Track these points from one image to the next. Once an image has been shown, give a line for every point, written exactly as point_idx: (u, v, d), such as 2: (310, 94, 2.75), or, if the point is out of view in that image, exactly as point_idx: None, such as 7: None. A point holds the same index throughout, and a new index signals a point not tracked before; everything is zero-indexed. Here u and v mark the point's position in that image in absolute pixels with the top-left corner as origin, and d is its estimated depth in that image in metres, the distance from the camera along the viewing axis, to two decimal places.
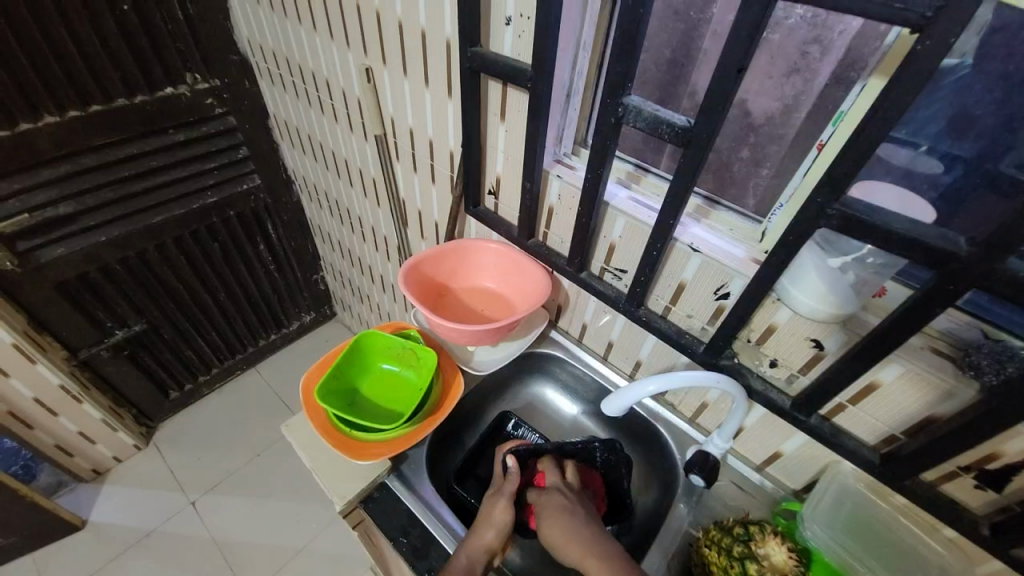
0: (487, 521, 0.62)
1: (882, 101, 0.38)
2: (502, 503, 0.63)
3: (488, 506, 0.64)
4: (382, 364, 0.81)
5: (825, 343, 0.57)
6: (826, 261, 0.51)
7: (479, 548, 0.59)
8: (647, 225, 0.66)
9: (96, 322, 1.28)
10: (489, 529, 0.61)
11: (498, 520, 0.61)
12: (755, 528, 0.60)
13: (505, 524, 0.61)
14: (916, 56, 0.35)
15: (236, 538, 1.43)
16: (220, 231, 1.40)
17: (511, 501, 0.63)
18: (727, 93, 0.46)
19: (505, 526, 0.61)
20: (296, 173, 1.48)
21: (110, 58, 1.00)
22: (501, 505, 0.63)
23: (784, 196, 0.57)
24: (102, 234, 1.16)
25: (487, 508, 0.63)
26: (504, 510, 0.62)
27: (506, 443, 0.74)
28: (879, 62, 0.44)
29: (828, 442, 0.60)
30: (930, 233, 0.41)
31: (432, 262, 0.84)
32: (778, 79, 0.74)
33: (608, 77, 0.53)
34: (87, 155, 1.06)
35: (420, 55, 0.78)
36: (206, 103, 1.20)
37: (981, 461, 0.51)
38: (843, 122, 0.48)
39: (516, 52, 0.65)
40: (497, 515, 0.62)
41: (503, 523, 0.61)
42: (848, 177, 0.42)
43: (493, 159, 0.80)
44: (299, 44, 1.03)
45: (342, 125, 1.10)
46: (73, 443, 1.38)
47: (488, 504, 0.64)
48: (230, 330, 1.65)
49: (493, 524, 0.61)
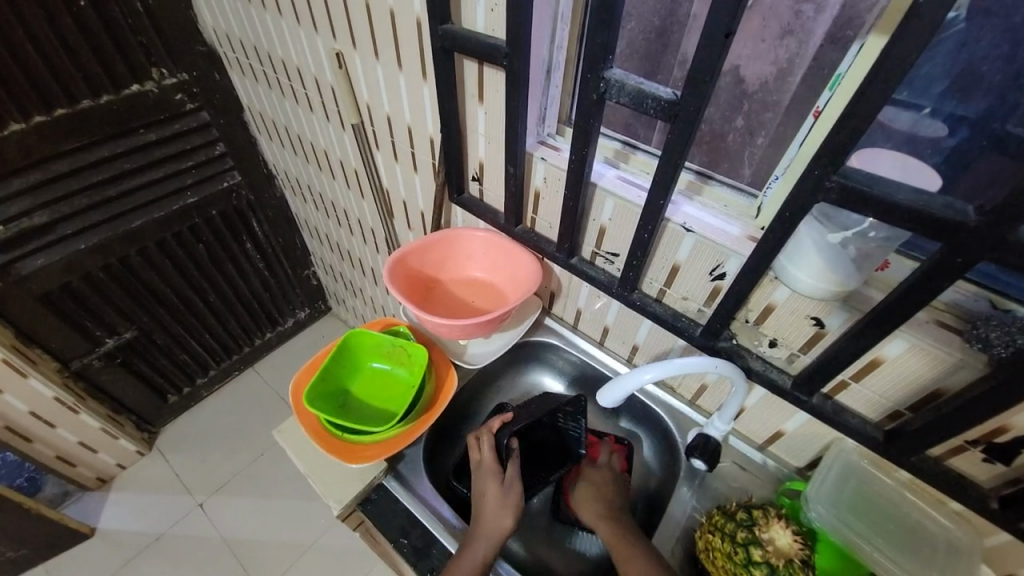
0: (502, 509, 0.62)
1: (883, 59, 0.34)
2: (516, 489, 0.64)
3: (497, 494, 0.63)
4: (373, 363, 0.79)
5: (826, 321, 0.55)
6: (825, 236, 0.48)
7: (496, 538, 0.60)
8: (637, 206, 0.63)
9: (85, 332, 1.25)
10: (507, 515, 0.61)
11: (514, 507, 0.62)
12: (758, 512, 0.59)
13: (519, 508, 0.63)
14: (918, 10, 0.32)
15: (246, 537, 1.44)
16: (203, 231, 1.36)
17: (520, 482, 0.65)
18: (714, 61, 0.42)
19: (520, 511, 0.63)
20: (277, 167, 1.43)
21: (70, 58, 0.95)
22: (514, 490, 0.64)
23: (780, 167, 0.53)
24: (80, 243, 1.13)
25: (497, 495, 0.63)
26: (519, 493, 0.63)
27: (492, 422, 0.72)
28: (877, 19, 0.41)
29: (830, 421, 0.58)
30: (935, 202, 0.38)
31: (419, 254, 0.81)
32: (771, 42, 0.70)
33: (588, 50, 0.49)
34: (57, 161, 1.02)
35: (391, 37, 0.73)
36: (175, 99, 1.15)
37: (988, 435, 0.49)
38: (839, 86, 0.45)
39: (489, 27, 0.61)
40: (512, 499, 0.63)
41: (518, 508, 0.62)
42: (847, 146, 0.39)
43: (474, 143, 0.77)
44: (266, 30, 0.98)
45: (317, 115, 1.06)
46: (74, 453, 1.38)
47: (496, 491, 0.64)
48: (223, 331, 1.63)
49: (510, 512, 0.62)
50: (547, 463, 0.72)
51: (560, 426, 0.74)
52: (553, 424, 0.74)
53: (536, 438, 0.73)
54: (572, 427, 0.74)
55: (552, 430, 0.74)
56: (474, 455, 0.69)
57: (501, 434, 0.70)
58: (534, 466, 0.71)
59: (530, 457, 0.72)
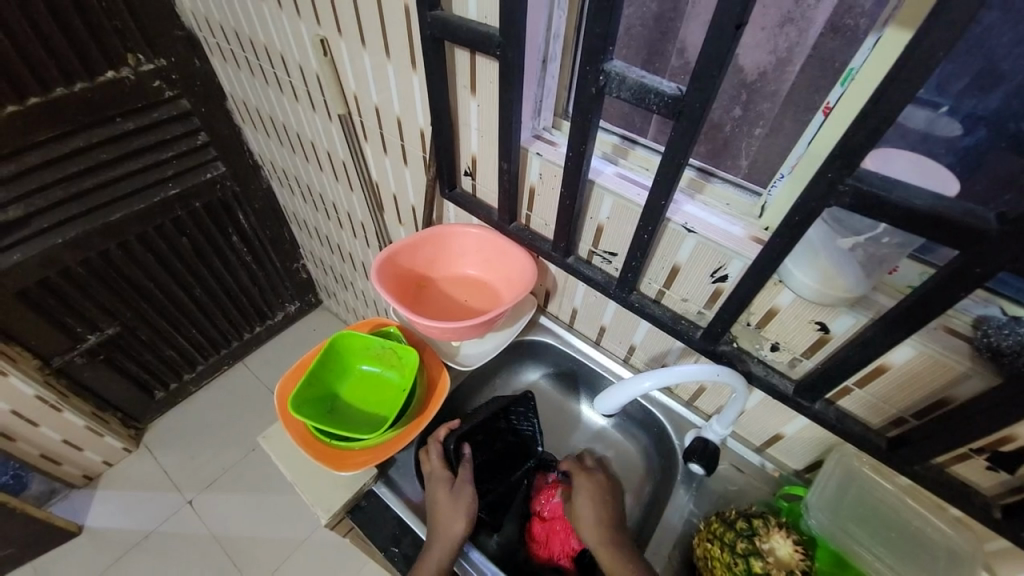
0: (453, 515, 0.60)
1: (907, 58, 0.32)
2: (467, 492, 0.62)
3: (446, 498, 0.62)
4: (363, 365, 0.77)
5: (830, 326, 0.53)
6: (834, 241, 0.47)
7: (452, 542, 0.59)
8: (636, 205, 0.61)
9: (65, 329, 1.21)
10: (459, 519, 0.60)
11: (467, 508, 0.61)
12: (758, 521, 0.58)
13: (473, 509, 0.61)
14: (947, 6, 0.29)
15: (238, 534, 1.43)
16: (187, 224, 1.32)
17: (472, 483, 0.63)
18: (723, 55, 0.39)
19: (474, 512, 0.61)
20: (264, 157, 1.38)
21: (41, 44, 0.90)
22: (466, 491, 0.62)
23: (787, 165, 0.51)
24: (58, 236, 1.08)
25: (448, 499, 0.62)
26: (469, 494, 0.62)
27: (438, 431, 0.70)
28: (896, 11, 0.38)
29: (833, 428, 0.56)
30: (956, 208, 0.36)
31: (409, 252, 0.79)
32: (772, 30, 0.63)
33: (587, 41, 0.46)
34: (31, 153, 0.97)
35: (377, 23, 0.69)
36: (154, 86, 1.10)
37: (994, 443, 0.48)
38: (853, 82, 0.42)
39: (482, 14, 0.57)
40: (463, 504, 0.61)
41: (471, 508, 0.61)
42: (863, 149, 0.37)
43: (466, 137, 0.73)
44: (247, 14, 0.93)
45: (303, 104, 1.01)
46: (59, 451, 1.35)
47: (447, 495, 0.62)
48: (211, 325, 1.59)
49: (461, 515, 0.60)
50: (509, 465, 0.71)
51: (515, 426, 0.73)
52: (508, 427, 0.72)
53: (489, 441, 0.71)
54: (526, 426, 0.74)
55: (509, 434, 0.72)
56: (424, 467, 0.67)
57: (447, 442, 0.68)
58: (494, 469, 0.70)
59: (488, 464, 0.70)
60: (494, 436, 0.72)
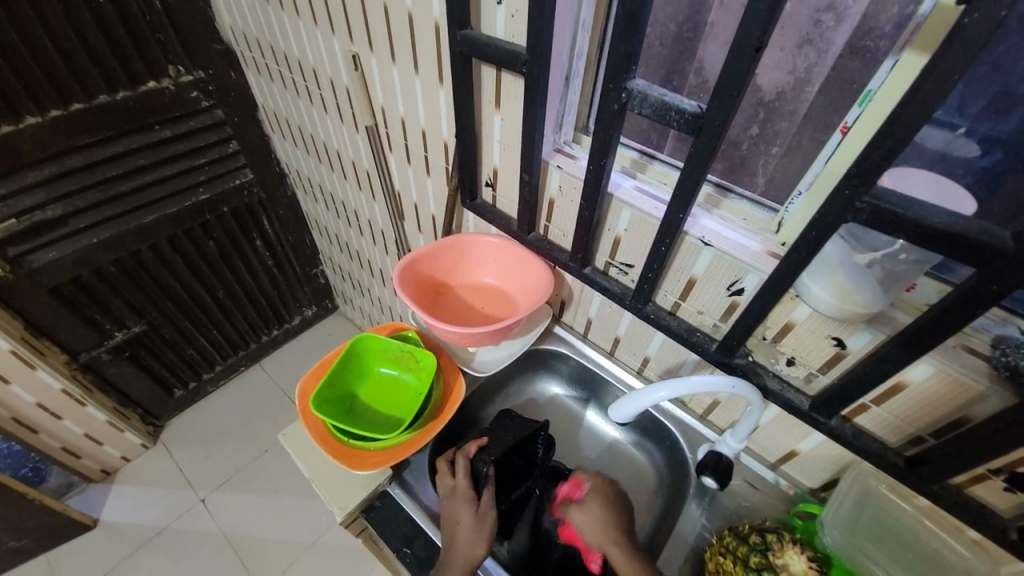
0: (475, 540, 0.60)
1: (923, 82, 0.33)
2: (490, 518, 0.62)
3: (472, 522, 0.61)
4: (381, 368, 0.79)
5: (847, 342, 0.54)
6: (851, 257, 0.47)
7: (471, 565, 0.58)
8: (654, 218, 0.62)
9: (94, 325, 1.26)
10: (480, 543, 0.60)
11: (489, 533, 0.61)
12: (772, 536, 0.58)
13: (493, 535, 0.61)
14: (961, 31, 0.31)
15: (247, 535, 1.44)
16: (214, 228, 1.36)
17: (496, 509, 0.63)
18: (743, 75, 0.41)
19: (494, 538, 0.61)
20: (290, 165, 1.43)
21: (89, 54, 0.96)
22: (490, 516, 0.62)
23: (804, 182, 0.52)
24: (93, 236, 1.13)
25: (472, 522, 0.61)
26: (493, 520, 0.62)
27: (468, 445, 0.68)
28: (913, 36, 0.39)
29: (848, 445, 0.56)
30: (973, 227, 0.36)
31: (430, 258, 0.81)
32: (790, 51, 0.68)
33: (609, 59, 0.48)
34: (74, 156, 1.03)
35: (407, 40, 0.73)
36: (190, 96, 1.15)
37: (1011, 464, 0.48)
38: (870, 103, 0.44)
39: (509, 34, 0.60)
40: (484, 529, 0.61)
41: (494, 534, 0.61)
42: (879, 167, 0.38)
43: (488, 150, 0.76)
44: (282, 30, 0.98)
45: (331, 115, 1.05)
46: (80, 445, 1.38)
47: (471, 517, 0.61)
48: (231, 327, 1.63)
49: (484, 540, 0.60)
50: (512, 483, 0.69)
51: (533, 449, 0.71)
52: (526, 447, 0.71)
53: (508, 462, 0.69)
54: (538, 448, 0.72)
55: (523, 454, 0.71)
56: (447, 481, 0.65)
57: (477, 461, 0.66)
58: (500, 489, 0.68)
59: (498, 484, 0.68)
60: (519, 453, 0.70)
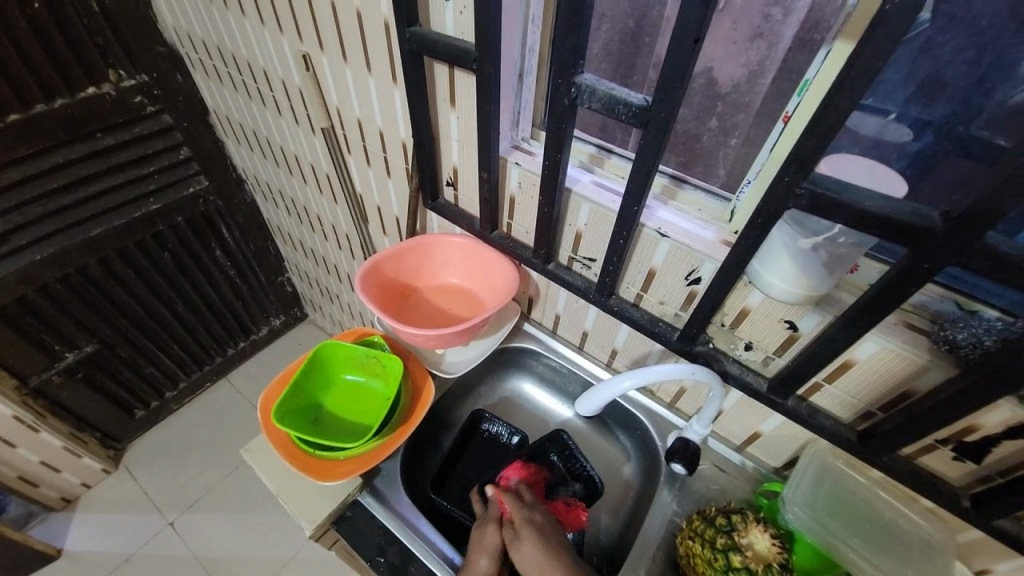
0: (480, 546, 0.58)
1: (849, 70, 0.34)
2: (490, 527, 0.60)
3: (476, 539, 0.60)
4: (347, 375, 0.77)
5: (799, 324, 0.56)
6: (796, 242, 0.48)
7: None
8: (612, 211, 0.63)
9: (42, 348, 1.19)
10: (483, 555, 0.58)
11: (489, 543, 0.58)
12: (737, 517, 0.60)
13: (497, 546, 0.58)
14: (884, 18, 0.32)
15: (221, 555, 1.39)
16: (169, 239, 1.31)
17: (498, 520, 0.60)
18: (684, 67, 0.42)
19: (497, 548, 0.58)
20: (247, 171, 1.39)
21: (22, 61, 0.90)
22: (491, 528, 0.60)
23: (751, 171, 0.54)
24: (36, 253, 1.06)
25: (475, 539, 0.60)
26: (493, 531, 0.59)
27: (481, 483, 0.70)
28: (843, 26, 0.41)
29: (805, 423, 0.58)
30: (904, 209, 0.38)
31: (393, 261, 0.79)
32: (743, 44, 0.67)
33: (558, 54, 0.48)
34: (10, 169, 0.96)
35: (358, 38, 0.71)
36: (135, 101, 1.10)
37: (958, 434, 0.50)
38: (808, 91, 0.45)
39: (459, 30, 0.60)
40: (487, 540, 0.59)
41: (494, 544, 0.58)
42: (816, 153, 0.39)
43: (447, 148, 0.75)
44: (230, 31, 0.94)
45: (287, 118, 1.02)
46: (35, 474, 1.31)
47: (475, 534, 0.61)
48: (194, 341, 1.57)
49: (483, 549, 0.58)
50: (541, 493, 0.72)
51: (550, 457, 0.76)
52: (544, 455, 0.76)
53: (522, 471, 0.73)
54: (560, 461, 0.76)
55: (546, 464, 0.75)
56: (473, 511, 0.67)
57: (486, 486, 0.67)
58: None
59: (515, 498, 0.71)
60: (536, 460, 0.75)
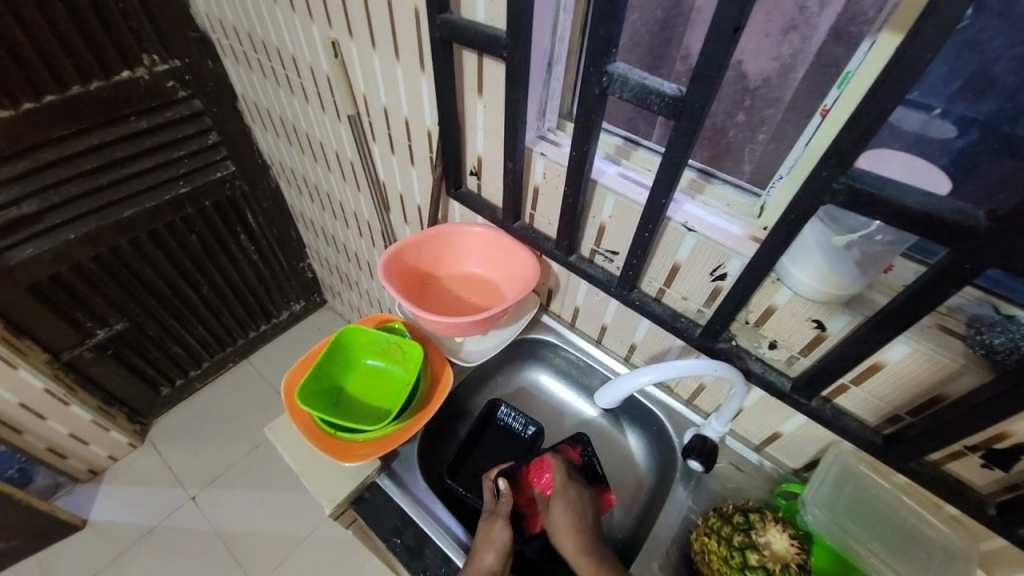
0: (487, 543, 0.59)
1: (896, 62, 0.33)
2: (500, 523, 0.62)
3: (484, 532, 0.61)
4: (368, 360, 0.78)
5: (827, 324, 0.54)
6: (830, 239, 0.47)
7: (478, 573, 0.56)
8: (637, 204, 0.62)
9: (75, 324, 1.23)
10: (490, 550, 0.58)
11: (499, 541, 0.59)
12: (755, 516, 0.59)
13: (506, 544, 0.59)
14: (934, 8, 0.30)
15: (238, 530, 1.44)
16: (196, 222, 1.34)
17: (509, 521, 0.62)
18: (721, 57, 0.41)
19: (505, 546, 0.59)
20: (273, 157, 1.41)
21: (60, 44, 0.92)
22: (502, 526, 0.61)
23: (785, 166, 0.53)
24: (71, 232, 1.10)
25: (483, 533, 0.61)
26: (504, 529, 0.61)
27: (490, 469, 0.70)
28: (890, 16, 0.40)
29: (829, 424, 0.58)
30: (946, 206, 0.37)
31: (415, 250, 0.80)
32: (775, 37, 0.68)
33: (590, 43, 0.48)
34: (48, 149, 1.00)
35: (387, 25, 0.71)
36: (167, 86, 1.12)
37: (989, 441, 0.49)
38: (848, 85, 0.44)
39: (489, 18, 0.59)
40: (496, 535, 0.60)
41: (503, 542, 0.59)
42: (856, 146, 0.38)
43: (472, 137, 0.75)
44: (260, 17, 0.96)
45: (313, 105, 1.03)
46: (66, 444, 1.37)
47: (483, 528, 0.62)
48: (218, 322, 1.61)
49: (492, 545, 0.59)
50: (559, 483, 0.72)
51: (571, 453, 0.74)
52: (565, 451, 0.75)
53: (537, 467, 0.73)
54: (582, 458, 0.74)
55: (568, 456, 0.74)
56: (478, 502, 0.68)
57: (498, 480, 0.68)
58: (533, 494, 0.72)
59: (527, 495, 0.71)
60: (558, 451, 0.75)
